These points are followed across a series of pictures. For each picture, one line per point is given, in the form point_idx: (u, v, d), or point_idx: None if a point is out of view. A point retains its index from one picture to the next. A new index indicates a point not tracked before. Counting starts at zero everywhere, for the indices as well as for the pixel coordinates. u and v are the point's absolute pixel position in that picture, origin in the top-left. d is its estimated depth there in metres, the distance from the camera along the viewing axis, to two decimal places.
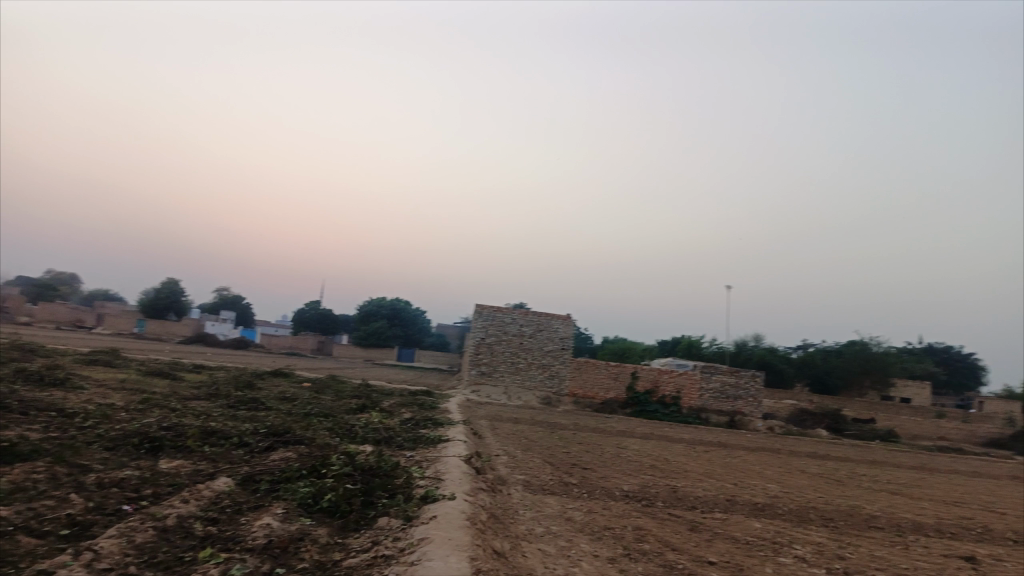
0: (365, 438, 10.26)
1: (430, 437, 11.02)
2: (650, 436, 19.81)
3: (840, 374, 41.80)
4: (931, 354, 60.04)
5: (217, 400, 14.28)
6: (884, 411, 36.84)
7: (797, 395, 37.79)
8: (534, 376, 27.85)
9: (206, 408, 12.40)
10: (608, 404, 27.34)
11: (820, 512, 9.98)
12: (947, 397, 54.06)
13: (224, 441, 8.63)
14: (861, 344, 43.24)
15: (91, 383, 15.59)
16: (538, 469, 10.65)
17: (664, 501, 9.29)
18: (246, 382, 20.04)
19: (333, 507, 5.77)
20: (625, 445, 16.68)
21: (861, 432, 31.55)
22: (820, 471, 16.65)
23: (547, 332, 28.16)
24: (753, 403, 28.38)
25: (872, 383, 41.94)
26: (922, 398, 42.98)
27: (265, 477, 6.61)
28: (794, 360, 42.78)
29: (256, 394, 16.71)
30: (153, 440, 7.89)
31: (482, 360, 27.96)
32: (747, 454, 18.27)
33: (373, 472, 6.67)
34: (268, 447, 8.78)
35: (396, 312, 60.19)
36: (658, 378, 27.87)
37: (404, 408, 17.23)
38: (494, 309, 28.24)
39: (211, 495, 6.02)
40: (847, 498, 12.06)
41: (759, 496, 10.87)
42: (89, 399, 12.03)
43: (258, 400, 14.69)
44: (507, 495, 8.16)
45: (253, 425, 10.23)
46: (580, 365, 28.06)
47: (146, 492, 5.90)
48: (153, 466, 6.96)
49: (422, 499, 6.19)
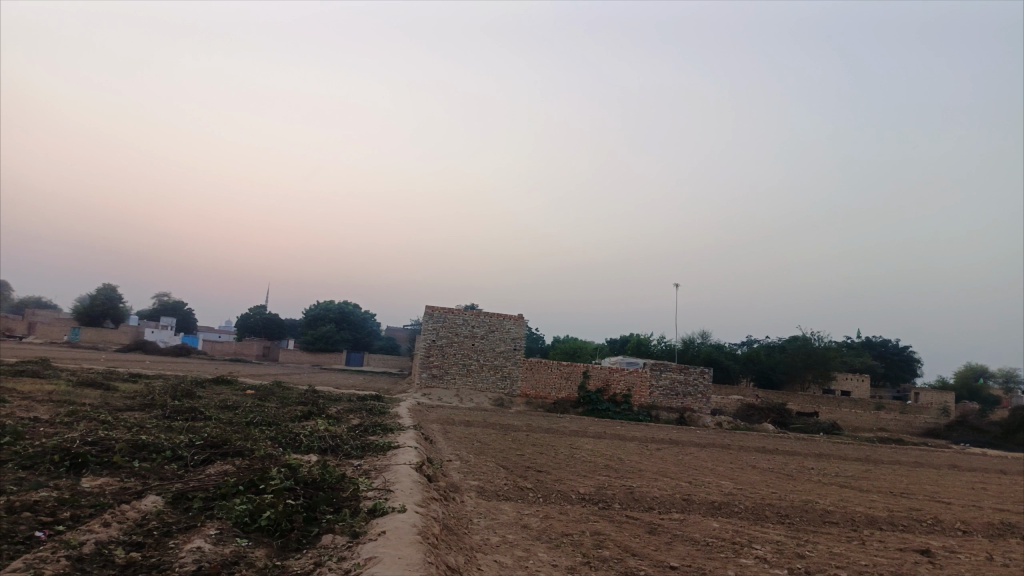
0: (310, 447, 9.80)
1: (378, 443, 10.60)
2: (603, 436, 19.71)
3: (784, 368, 42.63)
4: (869, 348, 61.90)
5: (152, 411, 13.53)
6: (827, 404, 37.67)
7: (744, 390, 38.35)
8: (486, 377, 27.51)
9: (139, 419, 11.72)
10: (560, 404, 27.17)
11: (776, 509, 9.91)
12: (885, 390, 55.79)
13: (156, 455, 8.07)
14: (803, 339, 44.24)
15: (15, 396, 14.63)
16: (492, 474, 10.35)
17: (621, 503, 9.07)
18: (185, 390, 19.19)
19: (272, 525, 5.35)
20: (578, 445, 16.48)
21: (806, 425, 32.17)
22: (770, 465, 16.77)
23: (499, 333, 27.84)
24: (701, 400, 28.62)
25: (814, 378, 42.89)
26: (861, 391, 44.14)
27: (198, 495, 6.13)
28: (740, 356, 43.48)
29: (194, 403, 15.95)
30: (75, 456, 7.29)
31: (433, 363, 27.51)
32: (698, 451, 18.31)
33: (317, 485, 6.26)
34: (205, 460, 8.25)
35: (343, 316, 59.14)
36: (609, 377, 27.84)
37: (351, 414, 16.70)
38: (445, 311, 27.78)
39: (137, 516, 5.52)
40: (800, 493, 12.09)
41: (714, 493, 10.77)
42: (9, 413, 11.21)
43: (196, 410, 13.99)
44: (460, 503, 7.82)
45: (189, 437, 9.64)
46: (531, 365, 27.80)
47: (63, 515, 5.37)
48: (75, 486, 6.39)
49: (369, 513, 5.81)
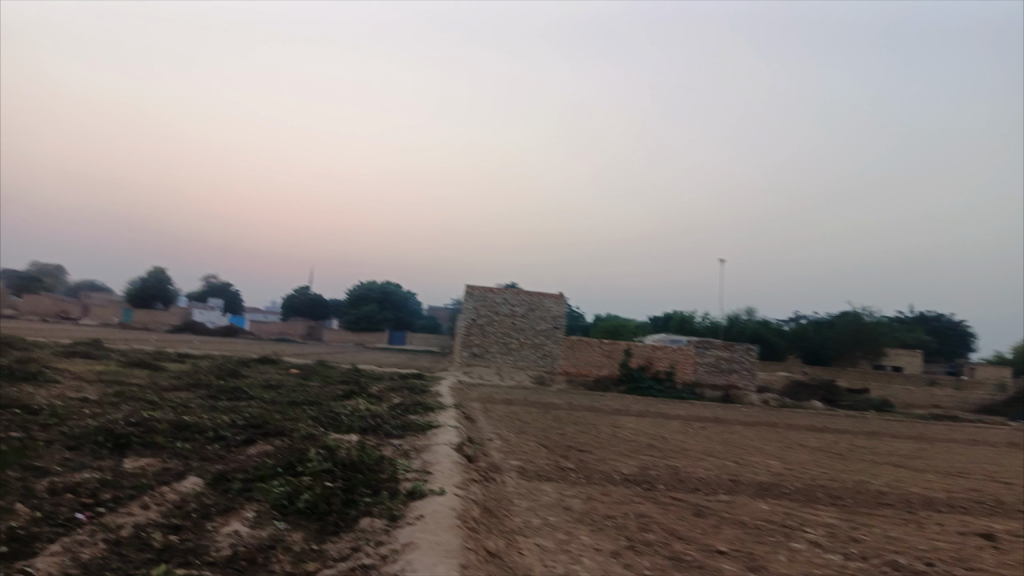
0: (351, 427, 9.79)
1: (419, 423, 10.53)
2: (646, 414, 19.44)
3: (833, 345, 41.61)
4: (922, 323, 60.06)
5: (198, 391, 13.71)
6: (877, 381, 36.66)
7: (790, 367, 37.55)
8: (527, 355, 27.41)
9: (185, 399, 11.87)
10: (602, 382, 26.93)
11: (827, 490, 9.56)
12: (939, 365, 54.15)
13: (198, 436, 8.10)
14: (853, 314, 43.06)
15: (67, 376, 15.00)
16: (533, 454, 10.21)
17: (665, 484, 8.85)
18: (230, 370, 19.49)
19: (310, 507, 5.27)
20: (620, 424, 16.27)
21: (856, 403, 31.39)
22: (820, 444, 16.31)
23: (539, 311, 27.67)
24: (747, 376, 28.05)
25: (864, 353, 41.78)
26: (913, 367, 42.87)
27: (238, 476, 6.10)
28: (786, 333, 42.55)
29: (239, 383, 16.14)
30: (119, 437, 7.36)
31: (473, 341, 27.52)
32: (744, 430, 17.93)
33: (355, 467, 6.17)
34: (247, 440, 8.27)
35: (386, 295, 59.66)
36: (652, 354, 27.43)
37: (393, 392, 16.72)
38: (485, 289, 27.72)
39: (176, 499, 5.51)
40: (852, 473, 11.69)
41: (762, 474, 10.45)
42: (61, 393, 11.46)
43: (240, 389, 14.15)
44: (501, 484, 7.69)
45: (231, 417, 9.69)
46: (572, 343, 27.56)
47: (104, 497, 5.40)
48: (117, 467, 6.44)
49: (408, 495, 5.69)
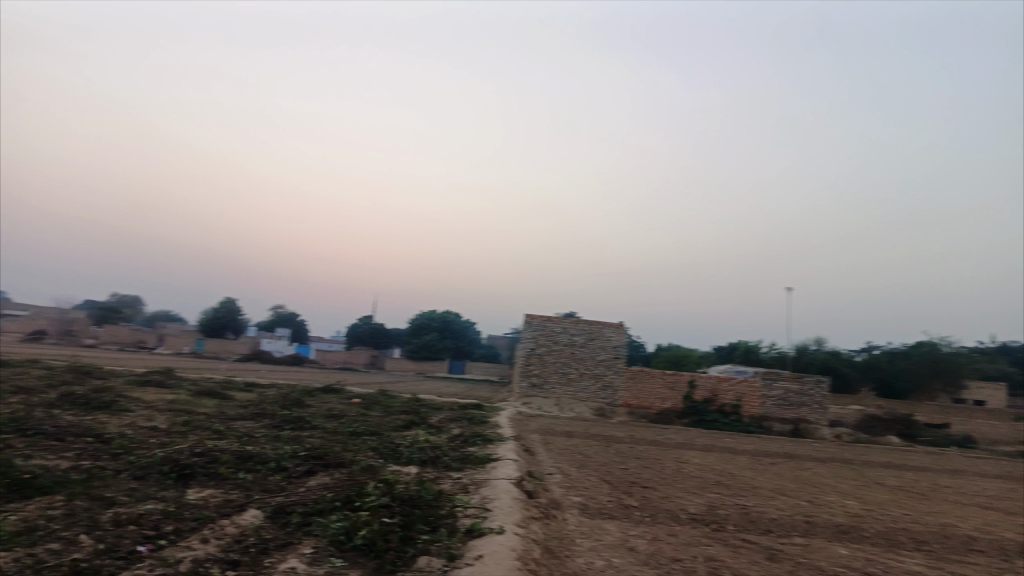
0: (410, 458, 9.73)
1: (478, 455, 10.38)
2: (712, 448, 18.80)
3: (909, 377, 39.71)
4: (1005, 353, 57.00)
5: (262, 420, 13.90)
6: (958, 415, 34.77)
7: (863, 400, 35.99)
8: (587, 386, 27.00)
9: (249, 429, 12.03)
10: (665, 415, 26.29)
11: (911, 534, 8.97)
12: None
13: (260, 466, 8.15)
14: (929, 345, 41.15)
15: (139, 405, 15.44)
16: (594, 490, 9.93)
17: (735, 525, 8.44)
18: (294, 399, 19.78)
19: (367, 544, 5.18)
20: (685, 459, 15.75)
21: (936, 438, 29.77)
22: (899, 483, 15.42)
23: (599, 341, 27.28)
24: (818, 410, 27.01)
25: (943, 386, 39.78)
26: (998, 401, 40.49)
27: (297, 509, 6.06)
28: (858, 363, 40.91)
29: (302, 412, 16.31)
30: (184, 467, 7.45)
31: (532, 372, 27.28)
32: (817, 466, 17.12)
33: (413, 502, 6.05)
34: (307, 471, 8.28)
35: (446, 325, 60.10)
36: (717, 386, 26.69)
37: (452, 423, 16.63)
38: (544, 319, 27.54)
39: (236, 532, 5.49)
40: (937, 515, 10.96)
41: (838, 514, 9.90)
42: (132, 422, 11.76)
43: (303, 419, 14.29)
44: (562, 522, 7.46)
45: (293, 447, 9.74)
46: (634, 374, 27.04)
47: (166, 529, 5.42)
48: (180, 498, 6.49)
49: (466, 533, 5.53)
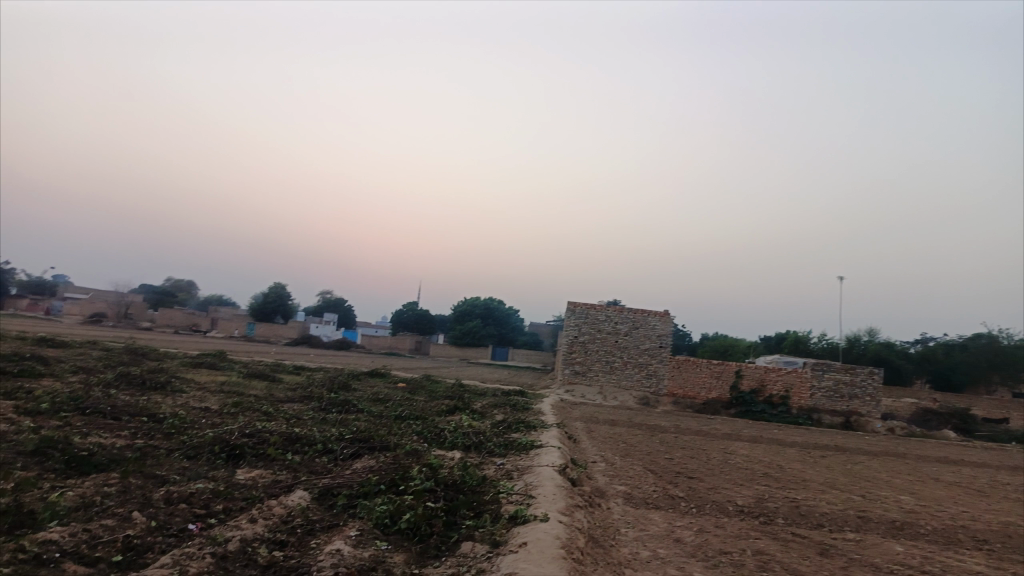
0: (455, 443, 9.74)
1: (522, 442, 10.34)
2: (759, 440, 18.45)
3: (967, 370, 38.37)
4: None
5: (310, 403, 14.11)
6: (1019, 409, 33.49)
7: (918, 393, 34.92)
8: (631, 375, 26.77)
9: (297, 411, 12.22)
10: (710, 405, 25.92)
11: (971, 533, 8.63)
12: None
13: (307, 448, 8.24)
14: (989, 337, 39.68)
15: (192, 386, 15.84)
16: (639, 479, 9.82)
17: (784, 518, 8.24)
18: (340, 383, 20.05)
19: (412, 528, 5.17)
20: (732, 450, 15.48)
21: (995, 433, 28.73)
22: (957, 479, 14.90)
23: (644, 330, 26.97)
24: (870, 403, 26.31)
25: (1003, 379, 38.34)
26: None
27: (343, 492, 6.10)
28: (913, 356, 39.69)
29: (348, 396, 16.51)
30: (234, 448, 7.58)
31: (576, 359, 27.17)
32: (869, 460, 16.65)
33: (457, 487, 6.04)
34: (353, 454, 8.35)
35: (489, 312, 60.28)
36: (765, 376, 26.17)
37: (496, 409, 16.65)
38: (588, 306, 27.35)
39: (283, 513, 5.55)
40: (998, 513, 10.55)
41: (893, 510, 9.60)
42: (185, 403, 12.05)
43: (349, 402, 14.46)
44: (606, 511, 7.38)
45: (339, 430, 9.84)
46: (679, 363, 26.70)
47: (216, 509, 5.51)
48: (230, 477, 6.60)
49: (510, 520, 5.49)
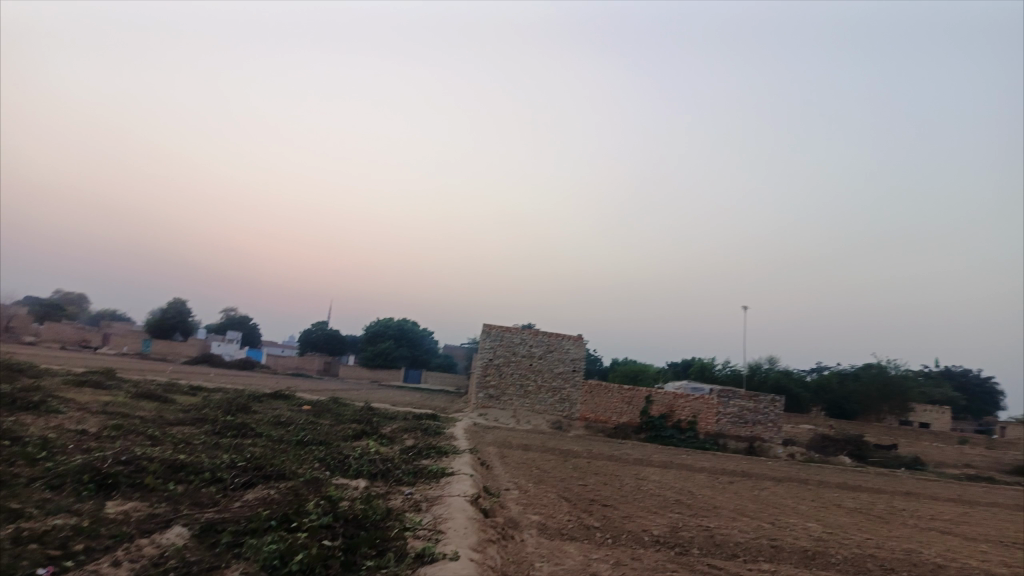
0: (359, 471, 9.13)
1: (432, 469, 9.81)
2: (670, 465, 18.52)
3: (858, 398, 40.25)
4: (949, 378, 58.44)
5: (203, 426, 13.11)
6: (906, 436, 35.28)
7: (816, 420, 36.27)
8: (544, 399, 26.56)
9: (188, 436, 11.27)
10: (621, 429, 25.99)
11: (878, 561, 8.68)
12: (968, 423, 52.39)
13: (193, 477, 7.46)
14: (879, 367, 41.82)
15: (70, 406, 14.45)
16: (553, 508, 9.45)
17: (700, 549, 8.04)
18: (240, 404, 18.90)
19: (303, 569, 4.59)
20: (644, 476, 15.38)
21: (887, 460, 30.10)
22: (857, 505, 15.29)
23: (558, 353, 26.83)
24: (772, 429, 27.06)
25: (891, 408, 40.31)
26: (942, 424, 41.23)
27: (229, 528, 5.44)
28: (810, 384, 41.31)
29: (247, 419, 15.51)
30: (106, 477, 6.74)
31: (490, 383, 26.75)
32: (774, 486, 16.92)
33: (358, 523, 5.48)
34: (246, 484, 7.62)
35: (402, 333, 59.21)
36: (674, 402, 26.56)
37: (406, 434, 16.00)
38: (503, 329, 26.97)
39: (155, 554, 4.85)
40: (900, 540, 10.74)
41: (803, 538, 9.59)
42: (57, 425, 10.91)
43: (247, 425, 13.55)
44: (519, 544, 6.97)
45: (233, 457, 9.04)
46: (592, 388, 26.70)
47: (75, 549, 4.78)
48: (96, 511, 5.81)
49: (416, 559, 4.99)
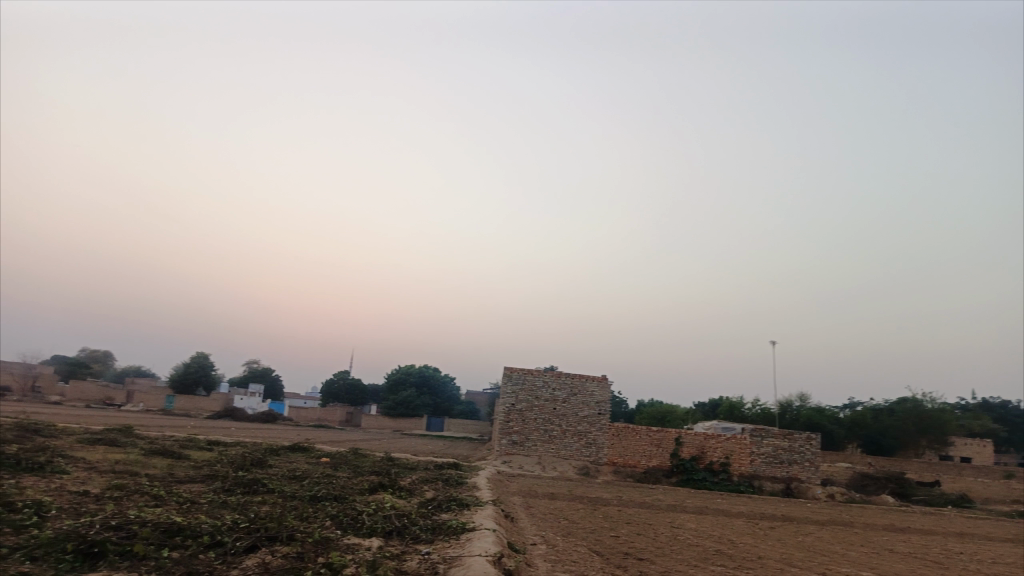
0: (374, 528, 8.45)
1: (452, 524, 9.10)
2: (705, 511, 17.56)
3: (895, 433, 38.77)
4: (988, 410, 56.48)
5: (212, 484, 12.50)
6: (949, 472, 33.75)
7: (853, 457, 34.84)
8: (569, 444, 25.63)
9: (194, 494, 10.67)
10: (651, 474, 24.98)
11: None
12: (1011, 456, 50.29)
13: (190, 541, 6.83)
14: (914, 401, 40.32)
15: (78, 466, 13.93)
16: (584, 563, 8.67)
17: None
18: (254, 458, 18.29)
19: None
20: (679, 525, 14.46)
21: (931, 498, 28.72)
22: (911, 549, 14.24)
23: (582, 396, 26.02)
24: (809, 468, 25.86)
25: (929, 443, 38.75)
26: (984, 458, 39.58)
27: None
28: (843, 421, 39.84)
29: (260, 474, 14.85)
30: (92, 545, 6.16)
31: (513, 429, 25.89)
32: (819, 531, 15.90)
33: None
34: (249, 549, 6.96)
35: (425, 380, 58.68)
36: (705, 444, 25.56)
37: (426, 486, 15.24)
38: (524, 372, 26.26)
39: None
40: None
41: None
42: (57, 486, 10.37)
43: (258, 481, 12.92)
44: None
45: (235, 517, 8.40)
46: (619, 432, 25.75)
47: None
48: None
49: None
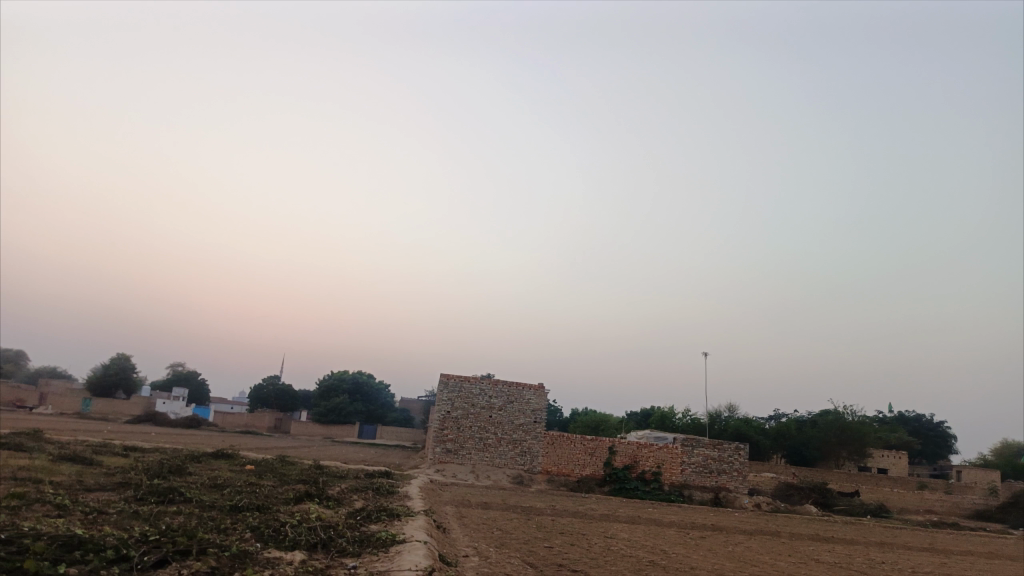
0: (297, 541, 7.98)
1: (381, 536, 8.70)
2: (638, 521, 17.54)
3: (818, 444, 39.97)
4: (903, 423, 58.97)
5: (124, 492, 11.69)
6: (868, 483, 34.93)
7: (779, 467, 35.68)
8: (504, 452, 25.37)
9: (102, 504, 9.93)
10: (585, 483, 24.96)
11: None
12: (923, 467, 52.56)
13: (92, 556, 6.26)
14: (836, 414, 41.69)
15: None
16: None
17: None
18: (173, 465, 17.35)
19: None
20: (612, 535, 14.35)
21: (851, 507, 29.65)
22: (835, 558, 14.52)
23: (518, 404, 25.79)
24: (737, 478, 26.32)
25: (849, 454, 40.11)
26: (899, 469, 41.20)
27: None
28: (769, 431, 40.78)
29: (177, 482, 14.01)
30: None
31: (447, 437, 25.45)
32: (748, 540, 16.07)
33: None
34: (158, 564, 6.43)
35: (358, 387, 57.54)
36: (637, 453, 25.73)
37: (355, 495, 14.71)
38: (461, 379, 25.87)
39: None
40: None
41: None
42: None
43: (174, 489, 12.16)
44: None
45: (146, 529, 7.80)
46: (554, 440, 25.65)
47: None
48: None
49: None
